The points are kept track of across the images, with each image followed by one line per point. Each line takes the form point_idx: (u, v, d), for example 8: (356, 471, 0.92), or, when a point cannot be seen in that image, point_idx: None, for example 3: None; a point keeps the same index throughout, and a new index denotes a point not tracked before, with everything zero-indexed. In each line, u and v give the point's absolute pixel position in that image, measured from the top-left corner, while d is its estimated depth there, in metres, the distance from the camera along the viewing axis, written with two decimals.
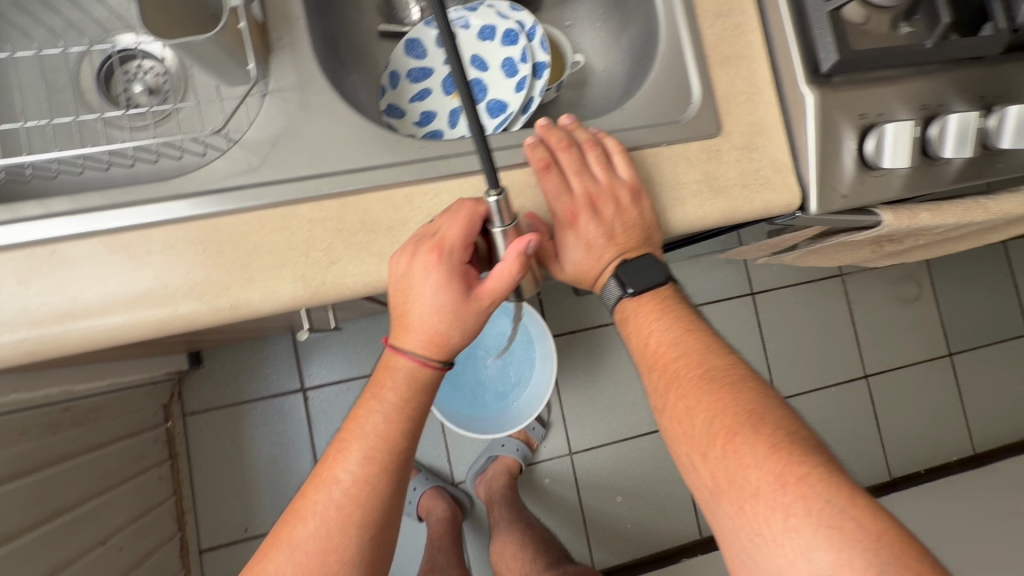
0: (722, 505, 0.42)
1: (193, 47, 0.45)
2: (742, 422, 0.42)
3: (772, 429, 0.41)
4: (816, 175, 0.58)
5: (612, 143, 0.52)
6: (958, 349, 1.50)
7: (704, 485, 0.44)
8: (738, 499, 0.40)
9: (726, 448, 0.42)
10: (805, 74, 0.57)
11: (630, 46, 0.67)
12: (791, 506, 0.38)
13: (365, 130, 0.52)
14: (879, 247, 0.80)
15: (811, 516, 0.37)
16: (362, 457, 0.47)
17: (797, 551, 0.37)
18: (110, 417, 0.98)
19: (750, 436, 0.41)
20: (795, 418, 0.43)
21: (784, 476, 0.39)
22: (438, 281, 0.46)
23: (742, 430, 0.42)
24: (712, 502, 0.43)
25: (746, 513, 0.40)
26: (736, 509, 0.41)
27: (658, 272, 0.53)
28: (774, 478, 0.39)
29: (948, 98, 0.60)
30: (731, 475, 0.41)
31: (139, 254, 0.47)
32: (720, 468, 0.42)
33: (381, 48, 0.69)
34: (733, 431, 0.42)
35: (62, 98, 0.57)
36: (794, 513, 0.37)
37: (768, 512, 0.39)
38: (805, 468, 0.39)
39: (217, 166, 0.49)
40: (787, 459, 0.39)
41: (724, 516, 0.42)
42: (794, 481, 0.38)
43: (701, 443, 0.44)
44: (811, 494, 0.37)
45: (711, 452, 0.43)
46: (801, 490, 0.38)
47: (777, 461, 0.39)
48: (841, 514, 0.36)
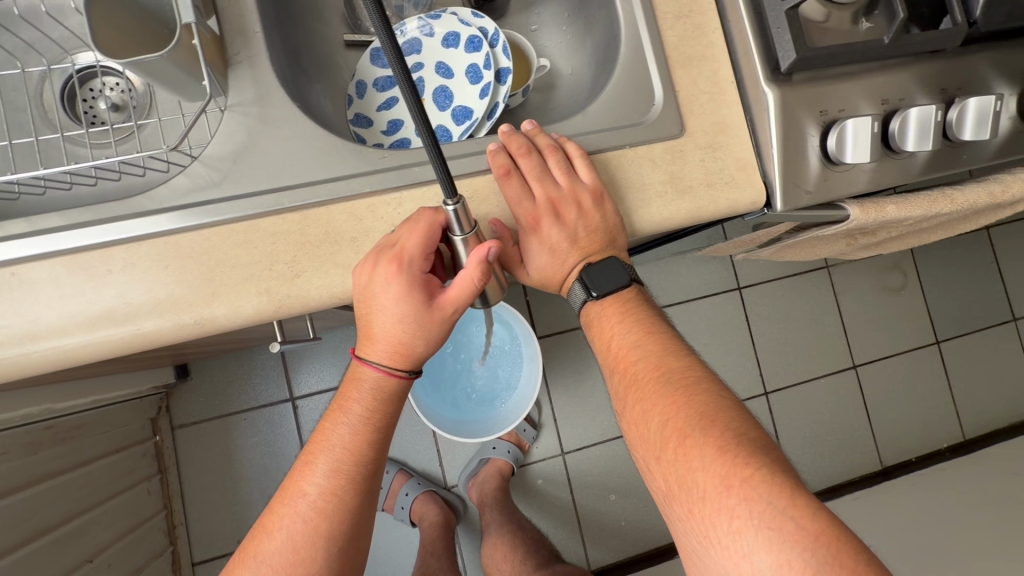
0: (675, 507, 0.43)
1: (147, 65, 0.45)
2: (693, 424, 0.42)
3: (720, 431, 0.41)
4: (780, 172, 0.58)
5: (573, 147, 0.52)
6: (944, 337, 1.51)
7: (660, 487, 0.44)
8: (687, 501, 0.41)
9: (676, 451, 0.42)
10: (765, 73, 0.58)
11: (595, 49, 0.68)
12: (734, 509, 0.38)
13: (326, 142, 0.52)
14: (853, 240, 0.81)
15: (753, 518, 0.37)
16: (328, 470, 0.48)
17: (739, 553, 0.37)
18: (96, 432, 0.97)
19: (698, 438, 0.42)
20: (747, 419, 0.43)
21: (728, 478, 0.39)
22: (399, 292, 0.46)
23: (692, 432, 0.42)
24: (667, 504, 0.44)
25: (695, 515, 0.40)
26: (686, 511, 0.41)
27: (622, 275, 0.54)
28: (719, 480, 0.39)
29: (910, 92, 0.61)
30: (681, 477, 0.42)
31: (99, 273, 0.47)
32: (672, 470, 0.43)
33: (348, 57, 0.69)
34: (683, 434, 0.42)
35: (24, 118, 0.57)
36: (737, 515, 0.38)
37: (714, 514, 0.39)
38: (749, 470, 0.39)
39: (178, 183, 0.49)
40: (733, 460, 0.39)
41: (677, 518, 0.43)
42: (738, 483, 0.38)
43: (656, 445, 0.45)
44: (753, 495, 0.38)
45: (664, 455, 0.44)
46: (744, 491, 0.38)
47: (722, 463, 0.40)
48: (782, 515, 0.37)
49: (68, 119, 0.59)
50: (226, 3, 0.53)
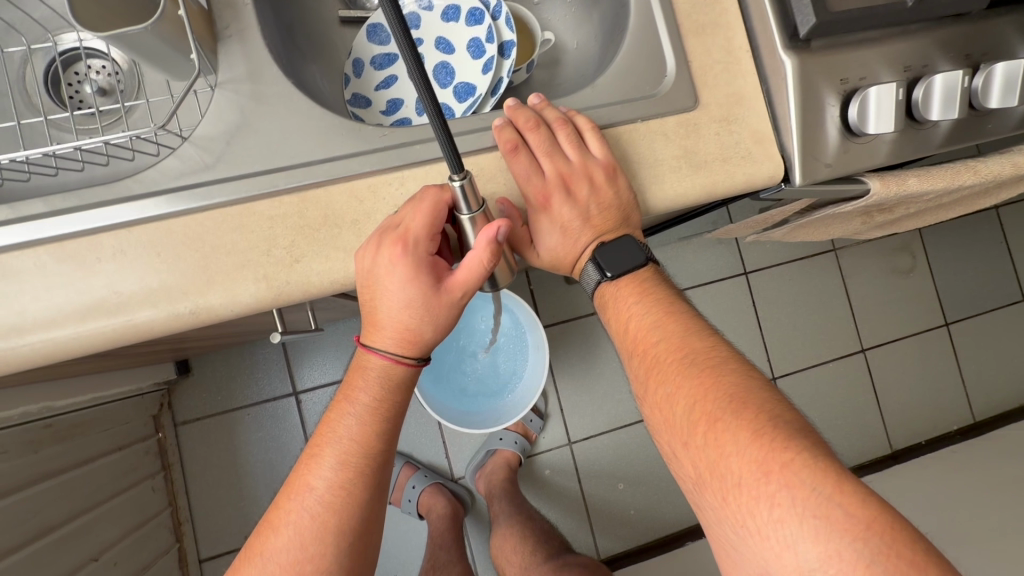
0: (706, 496, 0.41)
1: (130, 39, 0.42)
2: (724, 407, 0.40)
3: (754, 413, 0.39)
4: (799, 144, 0.55)
5: (583, 120, 0.49)
6: (954, 319, 1.49)
7: (688, 475, 0.42)
8: (721, 489, 0.39)
9: (706, 436, 0.40)
10: (783, 40, 0.55)
11: (601, 21, 0.65)
12: (775, 496, 0.36)
13: (324, 120, 0.49)
14: (870, 218, 0.78)
15: (796, 506, 0.35)
16: (335, 462, 0.46)
17: (783, 543, 0.35)
18: (98, 430, 0.96)
19: (730, 422, 0.39)
20: (779, 400, 0.41)
21: (767, 464, 0.37)
22: (404, 275, 0.44)
23: (723, 416, 0.40)
24: (697, 492, 0.42)
25: (730, 504, 0.38)
26: (720, 500, 0.39)
27: (637, 254, 0.52)
28: (757, 467, 0.37)
29: (933, 58, 0.58)
30: (713, 464, 0.40)
31: (89, 261, 0.45)
32: (702, 457, 0.41)
33: (344, 35, 0.66)
34: (713, 418, 0.40)
35: (6, 104, 0.55)
36: (778, 503, 0.36)
37: (752, 502, 0.37)
38: (789, 454, 0.37)
39: (168, 165, 0.47)
40: (770, 445, 0.37)
41: (709, 506, 0.41)
42: (777, 469, 0.36)
43: (683, 431, 0.43)
44: (795, 482, 0.36)
45: (693, 441, 0.41)
46: (785, 478, 0.36)
47: (759, 447, 0.38)
48: (828, 502, 0.35)
49: (53, 105, 0.56)
50: None
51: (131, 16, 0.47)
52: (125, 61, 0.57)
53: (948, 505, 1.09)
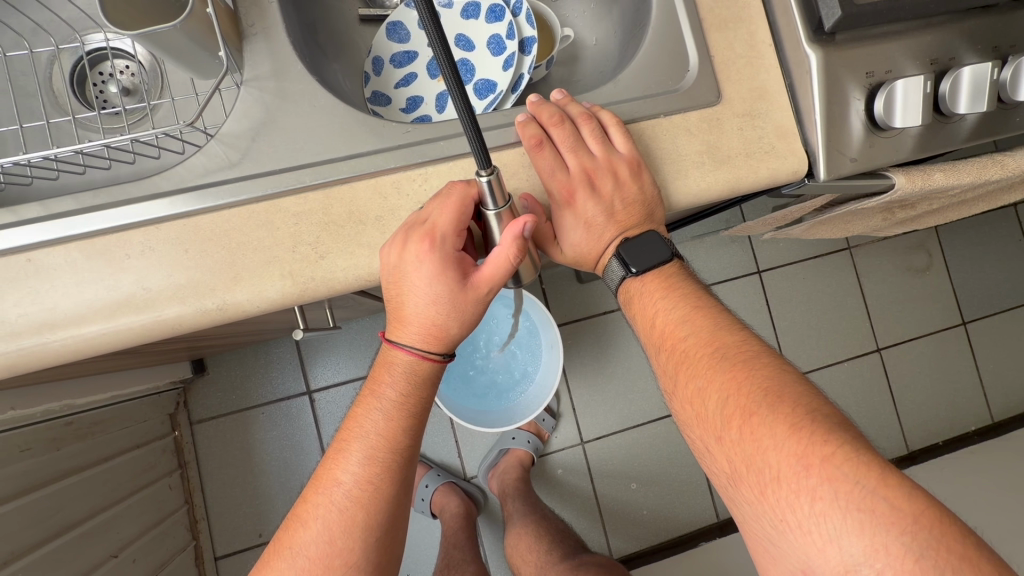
0: (742, 490, 0.40)
1: (160, 38, 0.42)
2: (759, 401, 0.40)
3: (791, 407, 0.39)
4: (824, 138, 0.54)
5: (607, 115, 0.49)
6: (972, 318, 1.47)
7: (722, 469, 0.42)
8: (758, 483, 0.39)
9: (742, 430, 0.40)
10: (807, 33, 0.54)
11: (621, 16, 0.65)
12: (816, 490, 0.36)
13: (347, 117, 0.50)
14: (891, 214, 0.77)
15: (839, 500, 0.35)
16: (363, 457, 0.46)
17: (825, 538, 0.35)
18: (117, 427, 0.97)
19: (767, 416, 0.39)
20: (815, 394, 0.41)
21: (807, 458, 0.36)
22: (431, 270, 0.44)
23: (758, 410, 0.40)
24: (733, 487, 0.41)
25: (768, 497, 0.38)
26: (757, 494, 0.39)
27: (662, 249, 0.51)
28: (796, 460, 0.37)
29: (960, 51, 0.57)
30: (750, 459, 0.39)
31: (118, 257, 0.45)
32: (737, 451, 0.40)
33: (364, 34, 0.67)
34: (748, 412, 0.40)
35: (34, 104, 0.56)
36: (820, 496, 0.35)
37: (791, 497, 0.37)
38: (830, 448, 0.36)
39: (195, 162, 0.47)
40: (810, 439, 0.37)
41: (745, 501, 0.40)
42: (818, 462, 0.36)
43: (716, 426, 0.42)
44: (837, 475, 0.35)
45: (727, 435, 0.41)
46: (827, 472, 0.36)
47: (798, 441, 0.37)
48: (872, 496, 0.34)
49: (79, 104, 0.57)
50: None
51: (160, 16, 0.47)
52: (150, 60, 0.58)
53: (968, 506, 1.08)
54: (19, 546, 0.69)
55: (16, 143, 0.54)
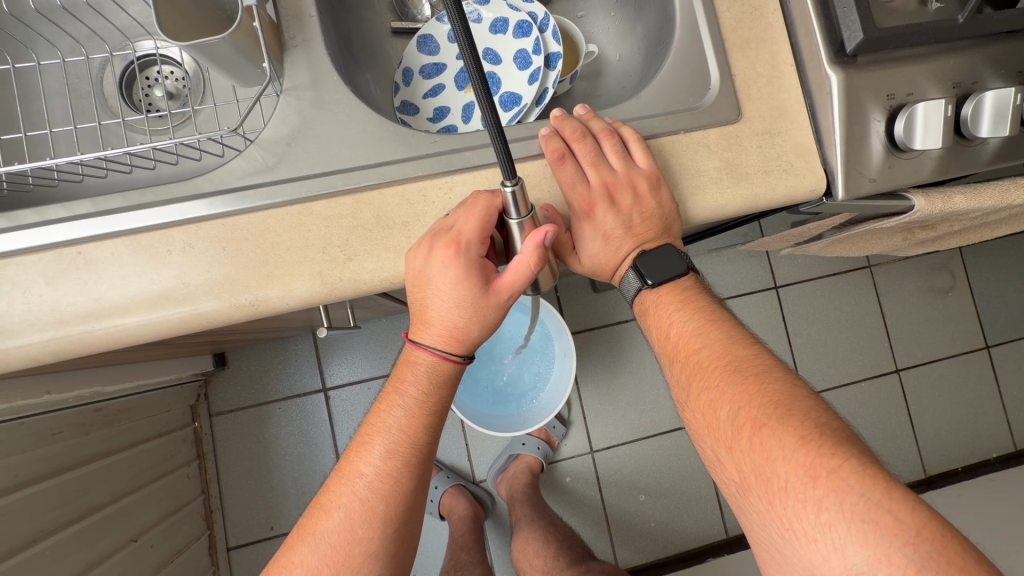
0: (750, 499, 0.41)
1: (208, 48, 0.45)
2: (768, 413, 0.41)
3: (800, 420, 0.40)
4: (842, 158, 0.55)
5: (628, 131, 0.51)
6: (995, 342, 1.44)
7: (731, 478, 0.43)
8: (767, 492, 0.39)
9: (752, 441, 0.41)
10: (829, 54, 0.55)
11: (645, 33, 0.66)
12: (823, 500, 0.36)
13: (378, 126, 0.52)
14: (911, 234, 0.77)
15: (844, 510, 0.35)
16: (384, 451, 0.47)
17: (831, 547, 0.35)
18: (141, 416, 1.00)
19: (776, 427, 0.40)
20: (824, 408, 0.41)
21: (814, 469, 0.37)
22: (455, 276, 0.46)
23: (768, 422, 0.40)
24: (741, 496, 0.42)
25: (776, 507, 0.39)
26: (765, 503, 0.40)
27: (678, 263, 0.53)
28: (804, 471, 0.37)
29: (983, 75, 0.57)
30: (758, 468, 0.40)
31: (160, 253, 0.48)
32: (746, 461, 0.41)
33: (396, 44, 0.69)
34: (758, 424, 0.41)
35: (86, 105, 0.59)
36: (826, 507, 0.36)
37: (798, 506, 0.37)
38: (837, 460, 0.37)
39: (234, 166, 0.50)
40: (818, 451, 0.38)
41: (754, 510, 0.41)
42: (825, 474, 0.37)
43: (726, 436, 0.43)
44: (843, 487, 0.36)
45: (737, 446, 0.42)
46: (833, 483, 0.36)
47: (806, 453, 0.38)
48: (877, 508, 0.35)
49: (127, 106, 0.60)
50: None
51: (208, 27, 0.50)
52: (194, 66, 0.61)
53: (984, 535, 1.05)
54: (48, 525, 0.72)
55: (69, 143, 0.57)
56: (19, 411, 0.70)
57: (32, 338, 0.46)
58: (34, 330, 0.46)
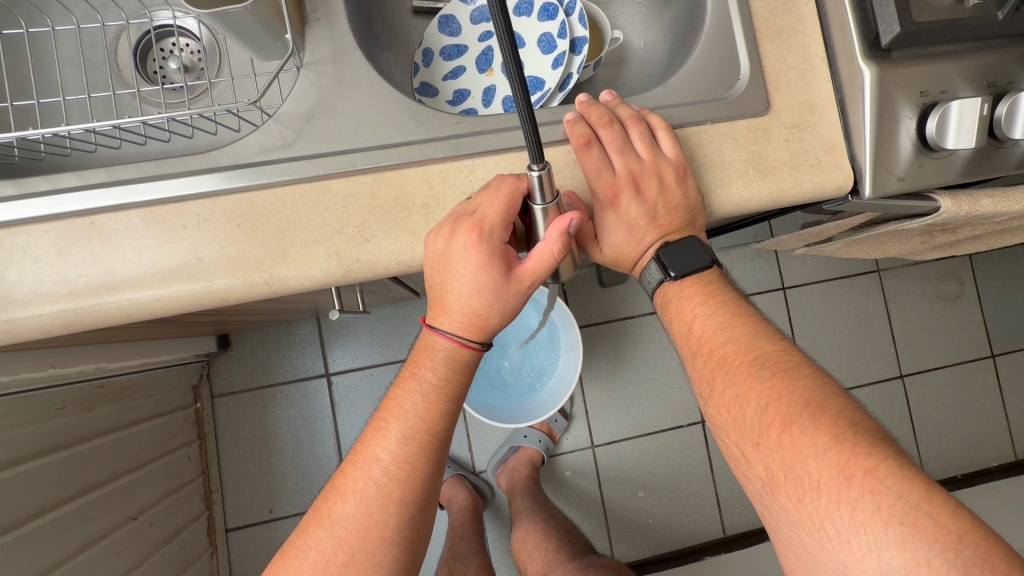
0: (778, 497, 0.40)
1: (229, 17, 0.44)
2: (799, 410, 0.40)
3: (833, 418, 0.39)
4: (871, 155, 0.54)
5: (656, 118, 0.50)
6: (1001, 351, 1.43)
7: (757, 475, 0.42)
8: (796, 491, 0.39)
9: (781, 438, 0.40)
10: (863, 48, 0.54)
11: (673, 21, 0.65)
12: (857, 501, 0.35)
13: (398, 104, 0.51)
14: (930, 237, 0.75)
15: (881, 512, 0.35)
16: (401, 436, 0.47)
17: (865, 549, 0.35)
18: (144, 394, 1.00)
19: (808, 425, 0.39)
20: (856, 407, 0.41)
21: (849, 469, 0.36)
22: (477, 261, 0.45)
23: (799, 419, 0.40)
24: (768, 494, 0.41)
25: (806, 506, 0.38)
26: (794, 502, 0.39)
27: (703, 255, 0.51)
28: (837, 471, 0.37)
29: (1018, 75, 0.56)
30: (788, 466, 0.39)
31: (175, 227, 0.47)
32: (775, 458, 0.40)
33: (416, 25, 0.68)
34: (788, 421, 0.40)
35: (100, 75, 0.58)
36: (861, 508, 0.35)
37: (831, 506, 0.37)
38: (873, 460, 0.36)
39: (252, 140, 0.49)
40: (852, 450, 0.37)
41: (781, 509, 0.40)
42: (860, 474, 0.36)
43: (753, 432, 0.42)
44: (880, 488, 0.35)
45: (765, 442, 0.41)
46: (869, 483, 0.36)
47: (840, 452, 0.37)
48: (915, 510, 0.34)
49: (142, 78, 0.59)
50: None
51: None
52: (210, 39, 0.60)
53: None
54: (50, 500, 0.72)
55: (83, 112, 0.56)
56: (23, 384, 0.70)
57: (42, 309, 0.45)
58: (45, 300, 0.45)
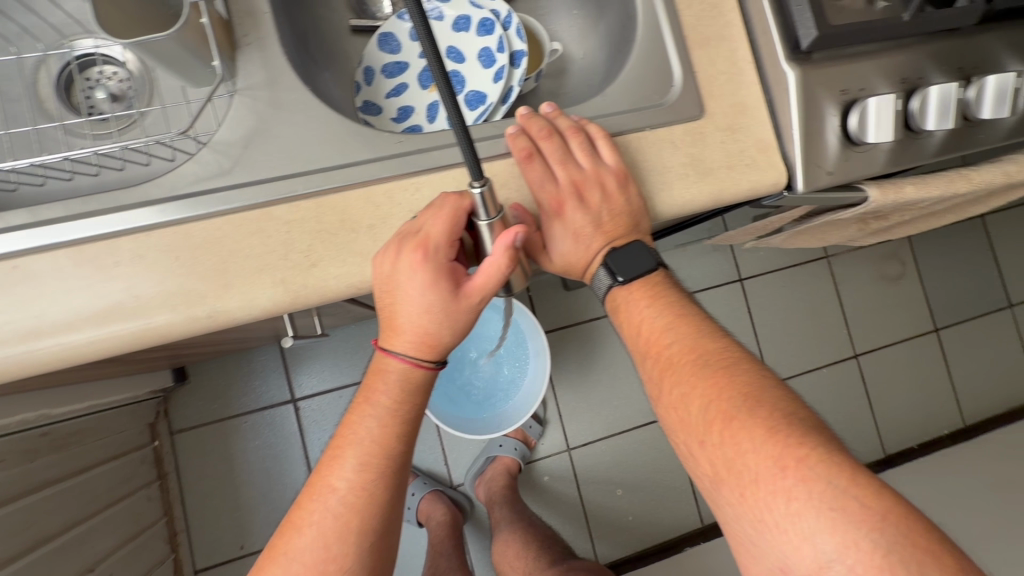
0: (722, 491, 0.42)
1: (153, 46, 0.43)
2: (738, 406, 0.42)
3: (768, 411, 0.41)
4: (801, 153, 0.57)
5: (595, 128, 0.51)
6: (943, 325, 1.52)
7: (704, 472, 0.43)
8: (739, 485, 0.40)
9: (722, 434, 0.42)
10: (785, 51, 0.57)
11: (608, 32, 0.66)
12: (792, 490, 0.37)
13: (339, 126, 0.50)
14: (865, 224, 0.80)
15: (813, 499, 0.37)
16: (357, 464, 0.46)
17: (801, 536, 0.37)
18: (93, 439, 0.94)
19: (747, 420, 0.41)
20: (790, 397, 0.43)
21: (783, 460, 0.38)
22: (424, 280, 0.44)
23: (738, 414, 0.41)
24: (713, 489, 0.43)
25: (747, 499, 0.40)
26: (737, 495, 0.40)
27: (648, 259, 0.53)
28: (774, 462, 0.39)
29: (928, 71, 0.60)
30: (730, 461, 0.41)
31: (106, 265, 0.45)
32: (718, 454, 0.42)
33: (355, 43, 0.67)
34: (729, 416, 0.42)
35: (20, 109, 0.55)
36: (796, 496, 0.37)
37: (770, 497, 0.38)
38: (804, 450, 0.38)
39: (186, 170, 0.47)
40: (786, 441, 0.39)
41: (726, 503, 0.42)
42: (794, 464, 0.38)
43: (697, 430, 0.44)
44: (811, 476, 0.37)
45: (709, 439, 0.43)
46: (801, 472, 0.38)
47: (776, 444, 0.39)
48: (844, 495, 0.36)
49: (66, 109, 0.56)
50: None
51: (151, 26, 0.47)
52: (139, 66, 0.57)
53: (941, 506, 1.11)
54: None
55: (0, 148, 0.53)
56: None
57: None
58: None
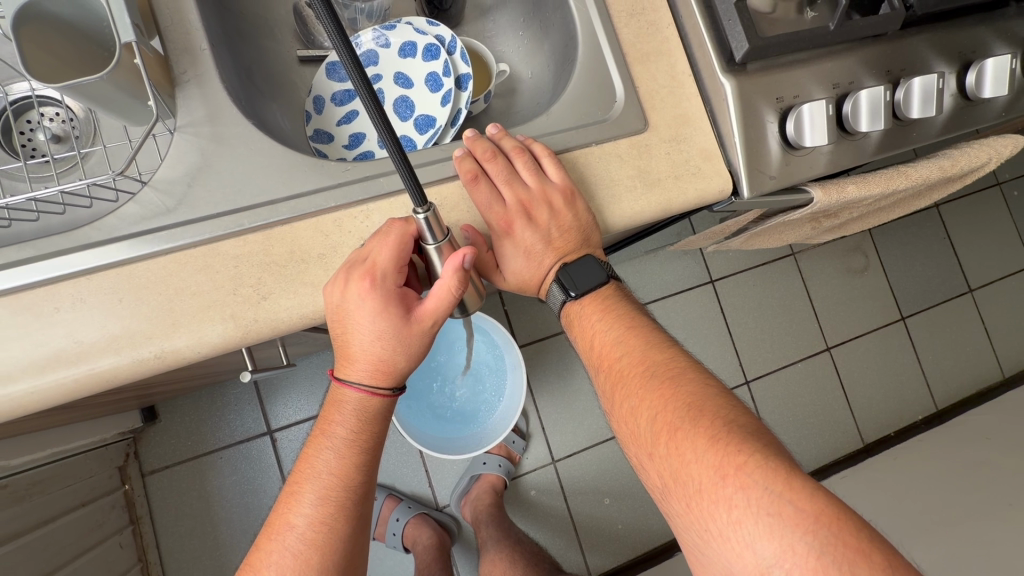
0: (672, 502, 0.43)
1: (86, 89, 0.42)
2: (681, 416, 0.43)
3: (709, 420, 0.42)
4: (744, 159, 0.58)
5: (539, 147, 0.52)
6: (909, 313, 1.57)
7: (656, 484, 0.45)
8: (684, 495, 0.41)
9: (668, 446, 0.43)
10: (721, 63, 0.59)
11: (553, 51, 0.68)
12: (732, 498, 0.38)
13: (285, 158, 0.50)
14: (818, 223, 0.82)
15: (751, 506, 0.38)
16: (316, 498, 0.47)
17: (742, 544, 0.38)
18: (60, 486, 0.90)
19: (689, 431, 0.42)
20: (733, 404, 0.44)
21: (723, 468, 0.39)
22: (373, 308, 0.45)
23: (682, 425, 0.43)
24: (664, 500, 0.44)
25: (693, 509, 0.41)
26: (683, 505, 0.42)
27: (598, 272, 0.55)
28: (714, 471, 0.40)
29: (859, 75, 0.62)
30: (675, 472, 0.42)
31: (46, 312, 0.44)
32: (665, 466, 0.43)
33: (304, 73, 0.68)
34: (673, 427, 0.43)
35: None
36: (735, 504, 0.38)
37: (712, 506, 0.39)
38: (743, 457, 0.39)
39: (127, 211, 0.47)
40: (726, 449, 0.40)
41: (677, 514, 0.43)
42: (733, 472, 0.39)
43: (647, 442, 0.45)
44: (748, 483, 0.38)
45: (657, 451, 0.44)
46: (740, 480, 0.39)
47: (716, 452, 0.40)
48: (780, 499, 0.37)
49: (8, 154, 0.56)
50: (169, 22, 0.52)
51: (83, 68, 0.47)
52: (83, 108, 0.57)
53: (920, 490, 1.13)
54: None
55: None
56: None
57: None
58: None
